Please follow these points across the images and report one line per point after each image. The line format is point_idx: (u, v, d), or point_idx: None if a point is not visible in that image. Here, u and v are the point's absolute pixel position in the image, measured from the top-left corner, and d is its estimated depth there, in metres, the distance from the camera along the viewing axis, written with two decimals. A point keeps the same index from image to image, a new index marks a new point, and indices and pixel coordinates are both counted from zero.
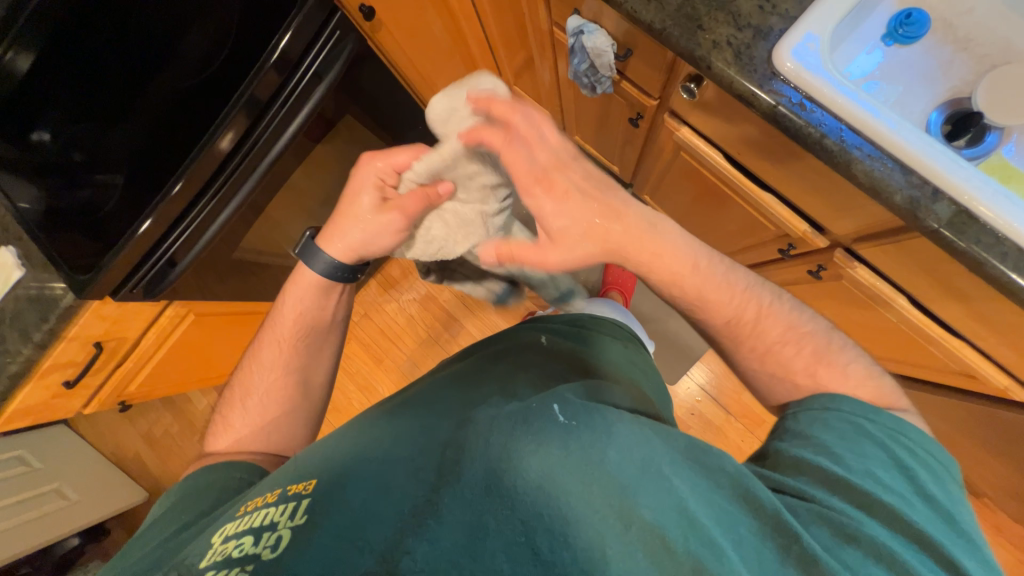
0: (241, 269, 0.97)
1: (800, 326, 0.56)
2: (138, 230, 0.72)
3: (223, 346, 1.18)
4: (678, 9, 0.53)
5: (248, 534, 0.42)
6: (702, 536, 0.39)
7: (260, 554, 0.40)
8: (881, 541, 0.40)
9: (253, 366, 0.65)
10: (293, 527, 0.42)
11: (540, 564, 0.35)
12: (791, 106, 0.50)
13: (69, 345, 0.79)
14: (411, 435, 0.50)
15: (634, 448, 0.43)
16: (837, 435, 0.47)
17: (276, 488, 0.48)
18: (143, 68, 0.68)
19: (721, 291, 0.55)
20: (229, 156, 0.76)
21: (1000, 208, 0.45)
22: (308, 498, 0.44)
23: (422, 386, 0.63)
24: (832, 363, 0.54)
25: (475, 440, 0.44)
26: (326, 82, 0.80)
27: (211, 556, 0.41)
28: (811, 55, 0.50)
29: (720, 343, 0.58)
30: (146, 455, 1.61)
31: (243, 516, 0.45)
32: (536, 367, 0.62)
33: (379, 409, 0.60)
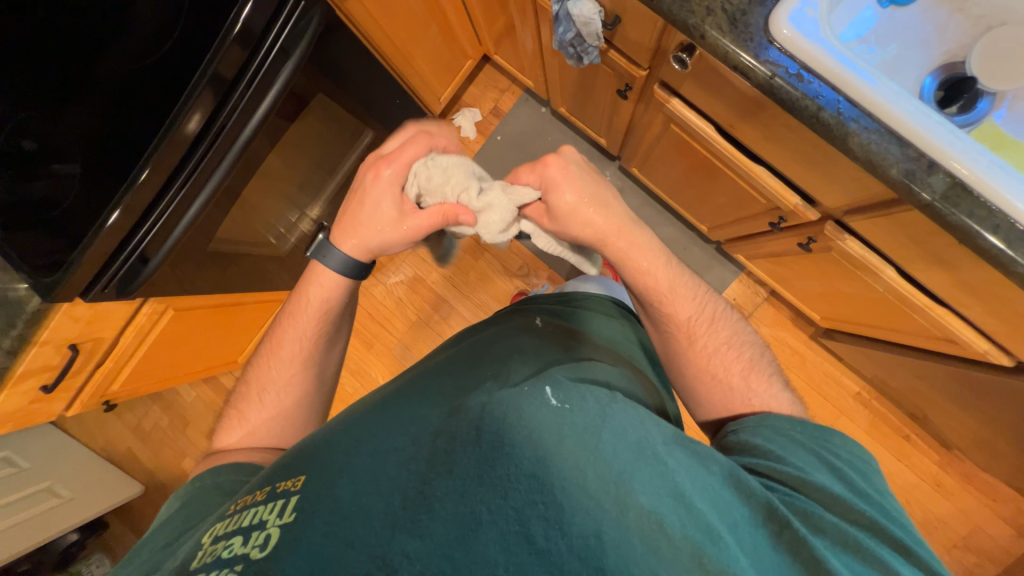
0: (218, 260, 0.93)
1: (738, 338, 0.61)
2: (107, 223, 0.68)
3: (208, 340, 1.15)
4: None
5: (237, 535, 0.42)
6: (699, 520, 0.40)
7: (249, 554, 0.40)
8: (845, 530, 0.43)
9: (268, 359, 0.63)
10: (281, 526, 0.41)
11: (535, 552, 0.36)
12: (788, 77, 0.48)
13: (43, 350, 0.76)
14: (403, 425, 0.49)
15: (630, 430, 0.43)
16: (779, 445, 0.51)
17: (265, 486, 0.47)
18: (89, 47, 0.64)
19: (679, 292, 0.61)
20: (197, 140, 0.70)
21: (992, 178, 0.45)
22: (296, 494, 0.44)
23: (417, 371, 0.63)
24: (760, 373, 0.59)
25: (467, 427, 0.44)
26: (294, 58, 0.74)
27: (202, 557, 0.42)
28: (808, 21, 0.47)
29: (669, 338, 0.62)
30: (138, 449, 1.60)
31: (232, 515, 0.45)
32: (531, 351, 0.60)
33: (370, 399, 0.59)
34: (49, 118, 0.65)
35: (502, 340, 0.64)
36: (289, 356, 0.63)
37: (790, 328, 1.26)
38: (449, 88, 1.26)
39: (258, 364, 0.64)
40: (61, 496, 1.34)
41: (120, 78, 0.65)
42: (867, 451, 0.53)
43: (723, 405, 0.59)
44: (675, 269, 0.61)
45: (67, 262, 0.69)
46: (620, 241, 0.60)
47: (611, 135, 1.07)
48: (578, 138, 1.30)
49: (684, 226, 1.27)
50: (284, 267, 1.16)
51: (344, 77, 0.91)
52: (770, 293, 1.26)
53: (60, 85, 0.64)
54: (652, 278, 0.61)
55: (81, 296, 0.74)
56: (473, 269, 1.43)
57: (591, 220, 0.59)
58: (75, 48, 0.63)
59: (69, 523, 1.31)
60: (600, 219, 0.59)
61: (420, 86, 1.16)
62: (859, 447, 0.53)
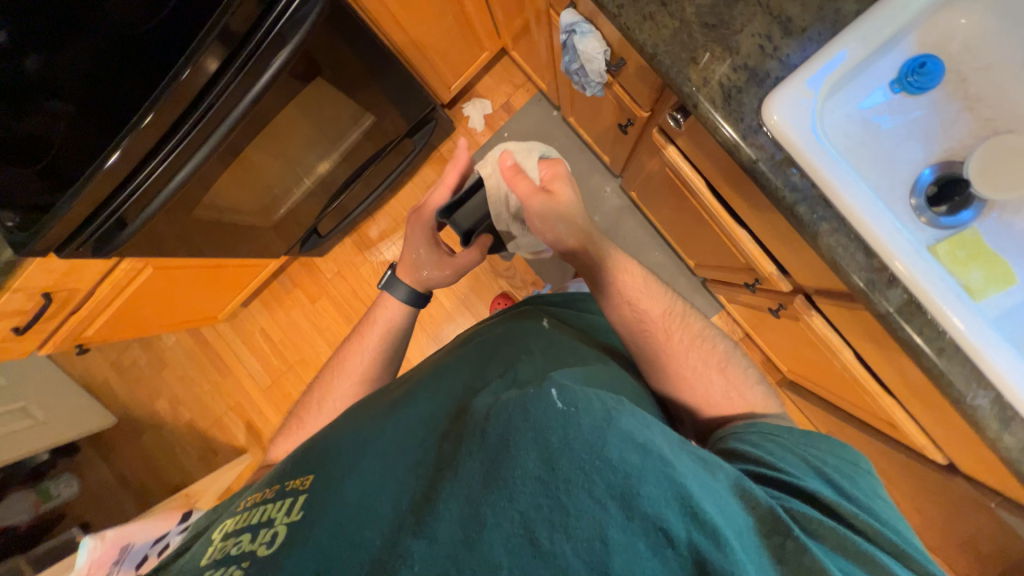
0: (202, 227, 0.92)
1: (709, 332, 0.66)
2: (103, 166, 0.67)
3: (188, 295, 1.16)
4: (675, 35, 0.48)
5: (247, 532, 0.42)
6: (708, 526, 0.32)
7: (255, 550, 0.40)
8: (844, 534, 0.40)
9: (333, 374, 0.73)
10: (289, 523, 0.41)
11: (542, 561, 0.30)
12: (771, 164, 0.47)
13: (16, 295, 0.76)
14: (410, 426, 0.49)
15: (638, 435, 0.35)
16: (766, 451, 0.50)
17: (275, 484, 0.48)
18: None
19: (649, 292, 0.69)
20: (193, 106, 0.70)
21: (946, 301, 0.45)
22: (304, 494, 0.44)
23: (421, 375, 0.62)
24: (737, 369, 0.63)
25: (475, 427, 0.40)
26: (290, 46, 0.71)
27: (212, 553, 0.42)
28: (802, 108, 0.46)
29: (646, 337, 0.65)
30: (115, 382, 1.65)
31: (243, 513, 0.46)
32: (541, 350, 0.60)
33: (380, 400, 0.58)
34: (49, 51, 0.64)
35: (515, 344, 0.61)
36: (351, 369, 0.72)
37: (759, 371, 1.28)
38: (461, 77, 1.23)
39: (325, 376, 0.74)
40: (35, 418, 1.39)
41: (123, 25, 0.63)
42: (858, 453, 0.53)
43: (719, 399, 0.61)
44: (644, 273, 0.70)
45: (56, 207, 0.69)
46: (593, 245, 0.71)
47: (614, 155, 1.05)
48: (584, 149, 1.27)
49: (673, 254, 1.26)
50: (279, 233, 1.16)
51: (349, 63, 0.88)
52: (746, 334, 1.27)
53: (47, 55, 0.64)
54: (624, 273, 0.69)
55: (58, 253, 0.75)
56: None
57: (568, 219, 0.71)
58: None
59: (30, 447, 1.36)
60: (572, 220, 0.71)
61: (430, 74, 1.13)
62: (849, 451, 0.52)
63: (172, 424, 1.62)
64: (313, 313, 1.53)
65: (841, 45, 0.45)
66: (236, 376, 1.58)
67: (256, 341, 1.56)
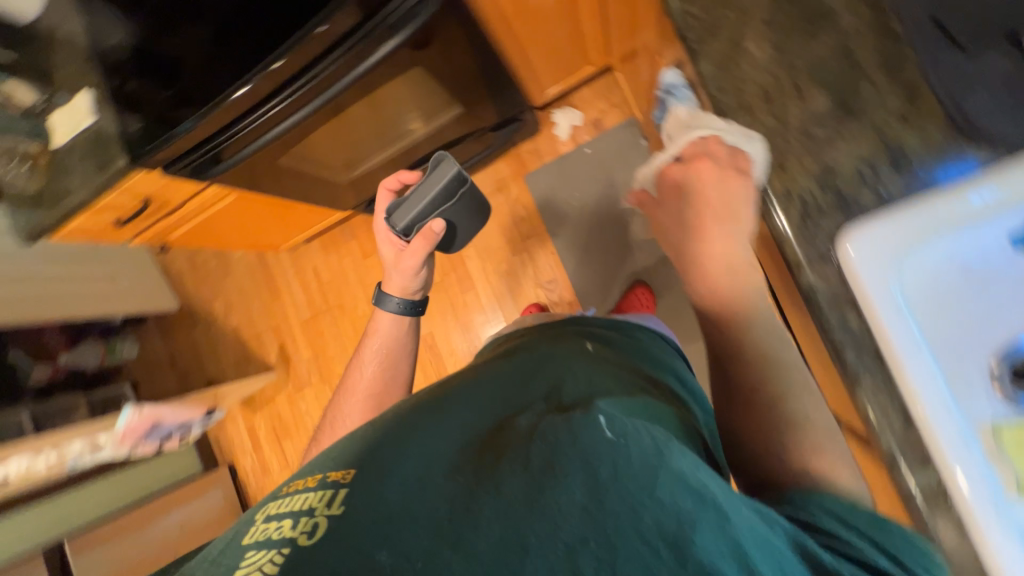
0: (287, 174, 1.00)
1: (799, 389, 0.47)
2: (231, 97, 0.73)
3: (260, 223, 1.27)
4: (767, 135, 0.45)
5: (288, 517, 0.40)
6: None
7: (296, 539, 0.37)
8: None
9: (346, 394, 0.80)
10: (329, 516, 0.38)
11: None
12: (828, 299, 0.44)
13: (122, 195, 0.87)
14: (450, 426, 0.47)
15: (692, 478, 0.33)
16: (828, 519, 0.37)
17: (318, 472, 0.46)
18: None
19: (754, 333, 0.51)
20: (298, 73, 0.74)
21: (984, 509, 0.39)
22: (346, 488, 0.41)
23: (462, 378, 0.61)
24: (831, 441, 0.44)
25: (517, 443, 0.38)
26: (399, 36, 0.72)
27: (255, 535, 0.40)
28: (881, 251, 0.41)
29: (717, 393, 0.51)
30: (187, 274, 1.86)
31: (286, 498, 0.44)
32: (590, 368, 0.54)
33: (421, 400, 0.57)
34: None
35: (565, 360, 0.56)
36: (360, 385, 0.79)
37: None
38: (559, 84, 1.21)
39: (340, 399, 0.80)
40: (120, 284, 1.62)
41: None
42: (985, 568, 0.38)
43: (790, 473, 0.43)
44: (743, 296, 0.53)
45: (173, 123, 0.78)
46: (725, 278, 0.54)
47: None
48: None
49: None
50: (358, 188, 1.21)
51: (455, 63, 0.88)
52: None
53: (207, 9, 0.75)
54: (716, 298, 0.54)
55: (164, 169, 0.84)
56: (506, 261, 1.42)
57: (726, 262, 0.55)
58: None
59: (118, 307, 1.58)
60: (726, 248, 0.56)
61: (528, 77, 1.12)
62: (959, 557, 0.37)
63: (222, 324, 1.82)
64: (362, 267, 1.62)
65: (972, 188, 0.40)
66: (283, 302, 1.72)
67: (308, 276, 1.68)
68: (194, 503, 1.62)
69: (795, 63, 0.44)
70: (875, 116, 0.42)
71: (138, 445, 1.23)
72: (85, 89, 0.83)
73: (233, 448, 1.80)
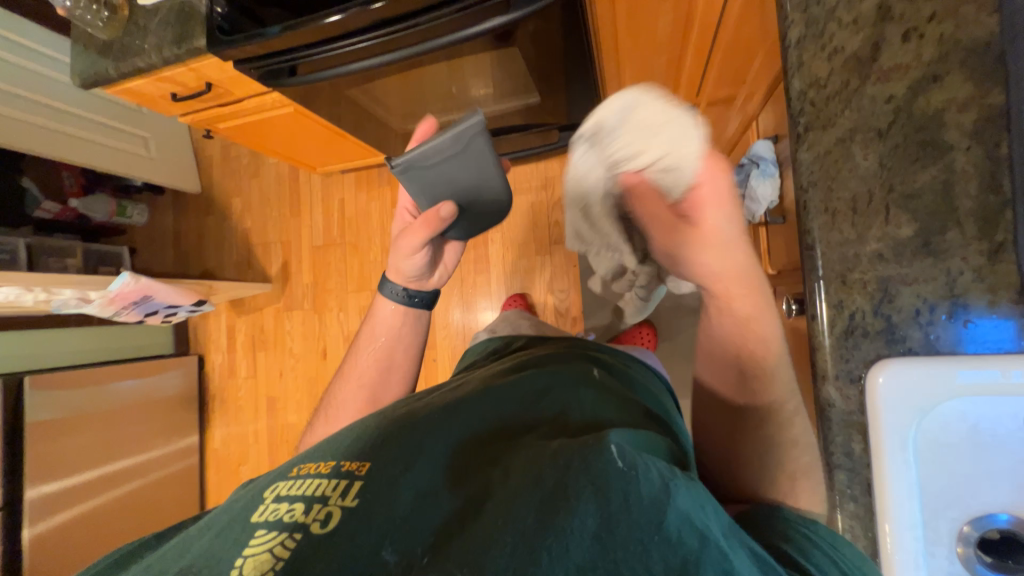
0: (350, 104, 0.99)
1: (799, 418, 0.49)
2: (323, 20, 0.71)
3: (305, 141, 1.25)
4: (841, 245, 0.45)
5: (300, 501, 0.42)
6: None
7: (309, 525, 0.39)
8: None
9: (340, 385, 0.79)
10: (342, 507, 0.40)
11: None
12: (841, 419, 0.44)
13: (186, 72, 0.85)
14: (461, 428, 0.49)
15: (695, 518, 0.34)
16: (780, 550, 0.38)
17: (329, 459, 0.47)
18: None
19: (754, 329, 0.50)
20: (396, 19, 0.72)
21: None
22: (360, 480, 0.42)
23: (471, 385, 0.62)
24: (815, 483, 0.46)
25: (528, 466, 0.40)
26: (509, 16, 0.70)
27: (263, 513, 0.42)
28: (911, 393, 0.41)
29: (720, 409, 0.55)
30: (216, 163, 1.84)
31: (295, 480, 0.45)
32: (601, 401, 0.55)
33: (436, 400, 0.58)
34: None
35: (574, 391, 0.56)
36: (355, 378, 0.78)
37: None
38: None
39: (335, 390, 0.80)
40: (146, 152, 1.63)
41: None
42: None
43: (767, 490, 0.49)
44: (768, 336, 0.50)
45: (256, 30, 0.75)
46: (745, 299, 0.50)
47: None
48: None
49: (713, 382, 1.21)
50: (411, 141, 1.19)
51: (549, 59, 0.86)
52: None
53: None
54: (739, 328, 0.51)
55: (236, 64, 0.82)
56: (527, 258, 1.41)
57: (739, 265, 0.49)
58: None
59: (127, 169, 1.54)
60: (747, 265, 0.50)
61: (612, 93, 1.10)
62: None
63: (234, 222, 1.81)
64: (387, 214, 1.61)
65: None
66: (301, 221, 1.71)
67: (332, 205, 1.67)
68: (158, 379, 1.65)
69: (894, 184, 0.44)
70: (952, 263, 0.42)
71: (123, 311, 1.24)
72: None
73: (208, 342, 1.81)
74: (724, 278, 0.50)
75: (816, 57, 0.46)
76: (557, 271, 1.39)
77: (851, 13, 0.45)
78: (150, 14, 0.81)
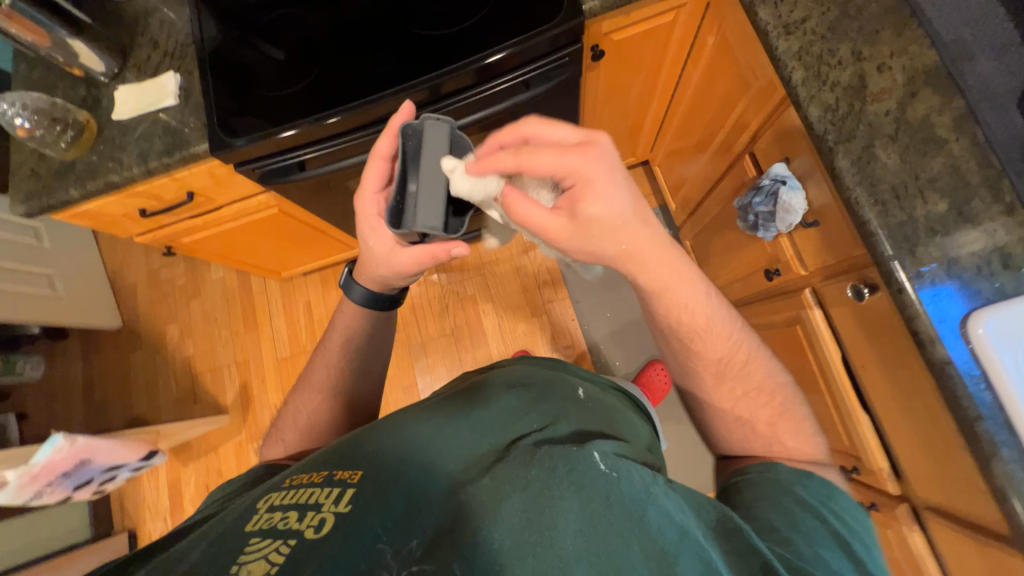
0: (343, 194, 0.96)
1: (770, 382, 0.51)
2: (318, 122, 0.71)
3: (278, 244, 1.17)
4: (899, 225, 0.53)
5: (294, 509, 0.35)
6: None
7: (301, 532, 0.33)
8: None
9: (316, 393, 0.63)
10: (336, 514, 0.35)
11: None
12: (963, 373, 0.49)
13: (169, 183, 0.78)
14: (454, 444, 0.43)
15: (675, 515, 0.36)
16: (788, 521, 0.39)
17: (322, 468, 0.40)
18: (394, 10, 0.74)
19: (666, 301, 0.49)
20: (419, 106, 0.74)
21: None
22: (354, 488, 0.37)
23: (438, 397, 0.55)
24: (793, 418, 0.50)
25: (512, 470, 0.38)
26: (530, 92, 0.77)
27: (256, 521, 0.35)
28: (1009, 334, 0.47)
29: (693, 376, 0.53)
30: (142, 290, 1.62)
31: (288, 488, 0.38)
32: (576, 402, 0.53)
33: (413, 406, 0.51)
34: (337, 32, 0.74)
35: (556, 399, 0.52)
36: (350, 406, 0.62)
37: None
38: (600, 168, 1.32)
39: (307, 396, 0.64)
40: (54, 290, 1.38)
41: (399, 39, 0.73)
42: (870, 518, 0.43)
43: (740, 445, 0.51)
44: (712, 301, 0.51)
45: (254, 132, 0.72)
46: (651, 273, 0.48)
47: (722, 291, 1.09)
48: None
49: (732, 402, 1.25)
50: None
51: None
52: None
53: (343, 28, 0.74)
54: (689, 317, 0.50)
55: (235, 167, 0.78)
56: (524, 322, 1.41)
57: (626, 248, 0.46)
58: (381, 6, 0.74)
59: (36, 316, 1.29)
60: (634, 247, 0.46)
61: None
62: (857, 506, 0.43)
63: (171, 352, 1.56)
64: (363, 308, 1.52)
65: None
66: (259, 334, 1.53)
67: (296, 310, 1.54)
68: None
69: (918, 173, 0.54)
70: (986, 224, 0.51)
71: (46, 491, 0.95)
72: (170, 72, 0.76)
73: (142, 511, 1.43)
74: (617, 263, 0.47)
75: (821, 91, 0.58)
76: (556, 328, 1.40)
77: (834, 59, 0.58)
78: (128, 129, 0.75)
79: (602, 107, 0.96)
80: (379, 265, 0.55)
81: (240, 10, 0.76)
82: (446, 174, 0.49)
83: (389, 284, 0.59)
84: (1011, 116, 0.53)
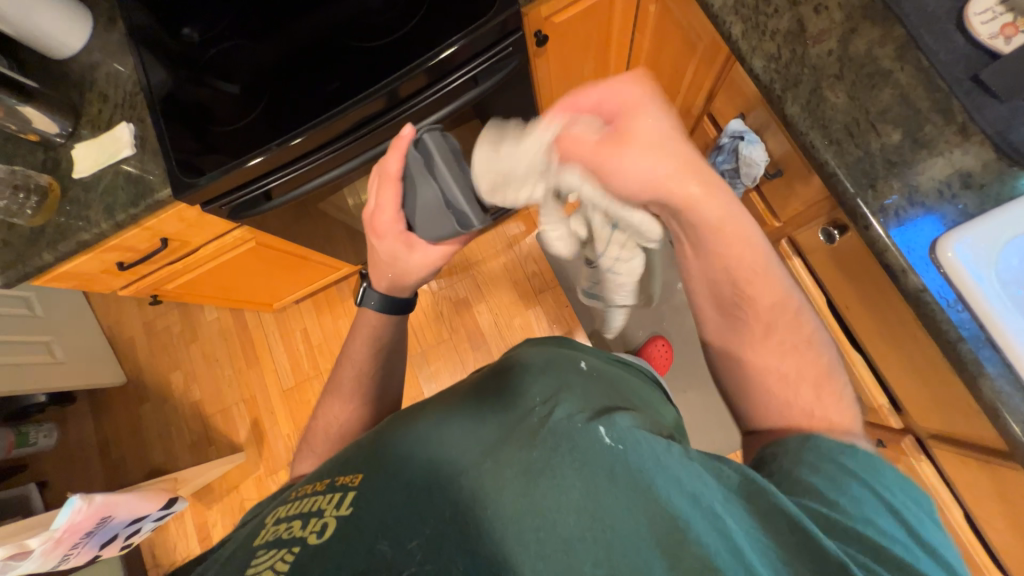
0: (315, 216, 0.97)
1: (814, 334, 0.48)
2: (284, 144, 0.71)
3: (264, 276, 1.18)
4: (857, 161, 0.53)
5: (298, 518, 0.37)
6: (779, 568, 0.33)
7: (305, 538, 0.35)
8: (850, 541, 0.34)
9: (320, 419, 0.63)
10: (339, 517, 0.36)
11: None
12: (938, 299, 0.49)
13: (140, 233, 0.79)
14: (458, 426, 0.43)
15: (684, 482, 0.36)
16: (831, 485, 0.38)
17: (323, 478, 0.42)
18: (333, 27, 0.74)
19: (724, 234, 0.48)
20: (371, 119, 0.74)
21: None
22: (354, 490, 0.38)
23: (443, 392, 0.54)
24: (833, 386, 0.46)
25: (517, 451, 0.38)
26: (479, 88, 0.76)
27: (264, 535, 0.37)
28: (979, 254, 0.47)
29: (737, 332, 0.50)
30: (140, 342, 1.62)
31: (294, 501, 0.40)
32: (581, 370, 0.52)
33: (418, 405, 0.50)
34: (280, 58, 0.74)
35: (560, 367, 0.52)
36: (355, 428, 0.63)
37: None
38: None
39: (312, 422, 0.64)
40: (53, 355, 1.40)
41: (342, 56, 0.73)
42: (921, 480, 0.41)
43: (777, 418, 0.47)
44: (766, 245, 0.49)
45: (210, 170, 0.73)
46: (710, 203, 0.47)
47: None
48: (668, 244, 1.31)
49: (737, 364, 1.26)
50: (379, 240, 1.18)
51: None
52: None
53: (286, 53, 0.74)
54: (732, 267, 0.49)
55: (202, 207, 0.78)
56: (520, 316, 1.41)
57: (667, 172, 0.47)
58: (320, 25, 0.74)
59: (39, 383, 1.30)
60: (679, 171, 0.47)
61: None
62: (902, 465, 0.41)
63: (178, 399, 1.57)
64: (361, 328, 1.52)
65: None
66: (262, 368, 1.54)
67: (294, 339, 1.54)
68: None
69: (868, 109, 0.54)
70: (942, 147, 0.51)
71: (72, 552, 0.97)
72: (123, 123, 0.76)
73: (173, 559, 1.44)
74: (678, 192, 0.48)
75: (762, 41, 0.58)
76: (553, 317, 1.40)
77: (770, 7, 0.58)
78: (91, 185, 0.75)
79: (558, 90, 0.96)
80: (400, 264, 0.58)
81: (184, 51, 0.76)
82: (453, 177, 0.51)
83: (405, 283, 0.61)
84: (951, 36, 0.53)
